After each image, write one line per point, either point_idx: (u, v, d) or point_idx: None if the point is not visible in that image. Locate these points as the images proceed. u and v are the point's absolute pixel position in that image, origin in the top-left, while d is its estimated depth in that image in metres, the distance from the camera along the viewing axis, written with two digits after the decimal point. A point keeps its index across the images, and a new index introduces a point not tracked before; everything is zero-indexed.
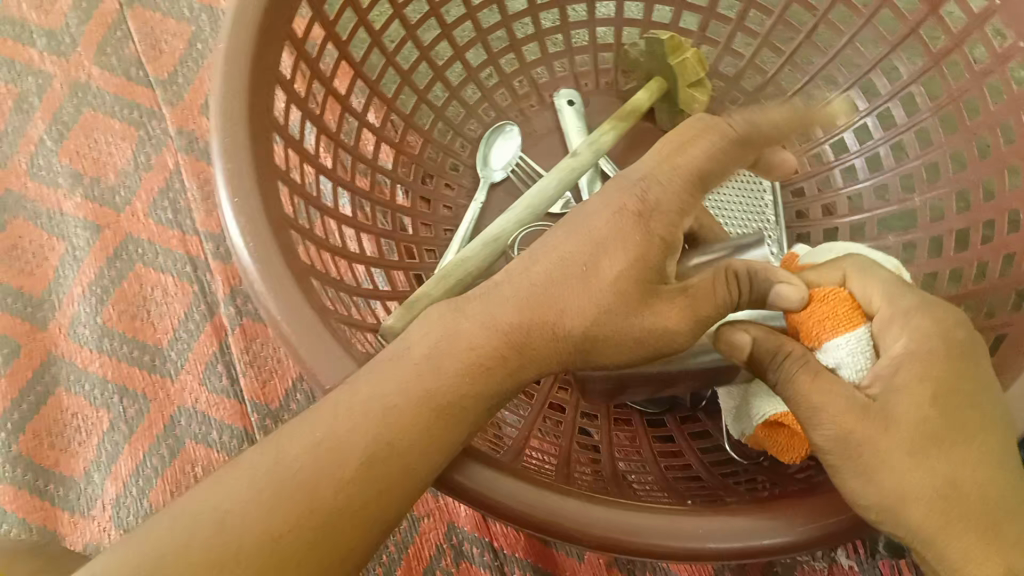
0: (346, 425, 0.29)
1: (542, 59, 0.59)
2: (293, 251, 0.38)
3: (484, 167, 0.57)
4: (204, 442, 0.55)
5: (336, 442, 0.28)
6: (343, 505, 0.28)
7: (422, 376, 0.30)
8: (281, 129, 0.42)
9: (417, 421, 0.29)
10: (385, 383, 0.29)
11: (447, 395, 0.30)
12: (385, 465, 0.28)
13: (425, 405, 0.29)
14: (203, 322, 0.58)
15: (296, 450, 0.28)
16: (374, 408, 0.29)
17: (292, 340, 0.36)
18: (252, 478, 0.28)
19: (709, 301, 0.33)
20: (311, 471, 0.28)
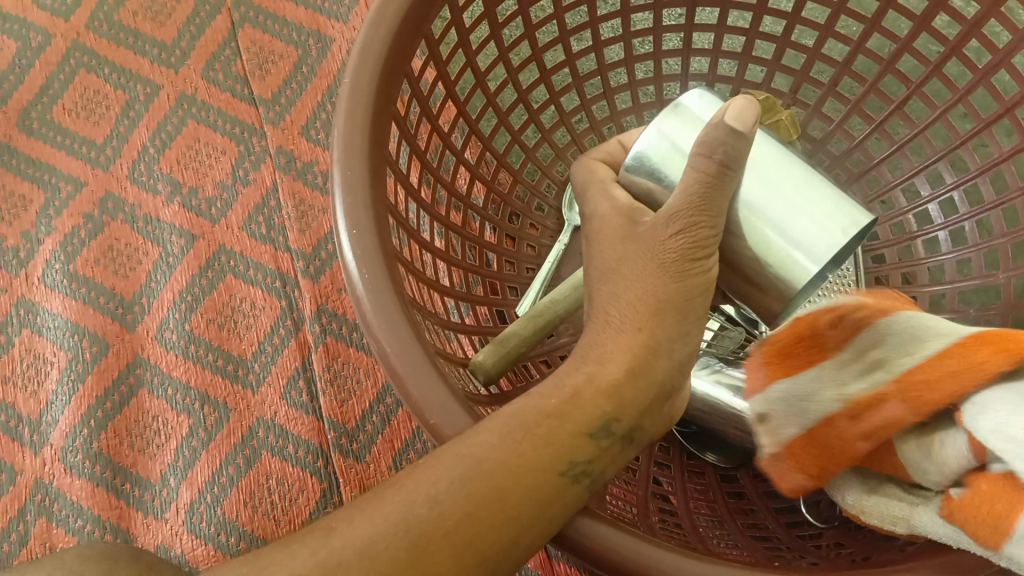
0: (469, 483, 0.29)
1: (633, 109, 0.59)
2: (400, 283, 0.39)
3: (568, 212, 0.56)
4: (279, 456, 0.56)
5: (460, 498, 0.29)
6: (464, 534, 0.29)
7: (549, 416, 0.32)
8: (393, 162, 0.43)
9: (534, 484, 0.30)
10: (509, 427, 0.31)
11: (559, 449, 0.31)
12: (500, 525, 0.29)
13: (540, 439, 0.31)
14: (288, 337, 0.59)
15: (419, 499, 0.29)
16: (500, 450, 0.30)
17: (396, 370, 0.37)
18: (375, 518, 0.29)
19: (651, 239, 0.37)
20: (433, 526, 0.29)
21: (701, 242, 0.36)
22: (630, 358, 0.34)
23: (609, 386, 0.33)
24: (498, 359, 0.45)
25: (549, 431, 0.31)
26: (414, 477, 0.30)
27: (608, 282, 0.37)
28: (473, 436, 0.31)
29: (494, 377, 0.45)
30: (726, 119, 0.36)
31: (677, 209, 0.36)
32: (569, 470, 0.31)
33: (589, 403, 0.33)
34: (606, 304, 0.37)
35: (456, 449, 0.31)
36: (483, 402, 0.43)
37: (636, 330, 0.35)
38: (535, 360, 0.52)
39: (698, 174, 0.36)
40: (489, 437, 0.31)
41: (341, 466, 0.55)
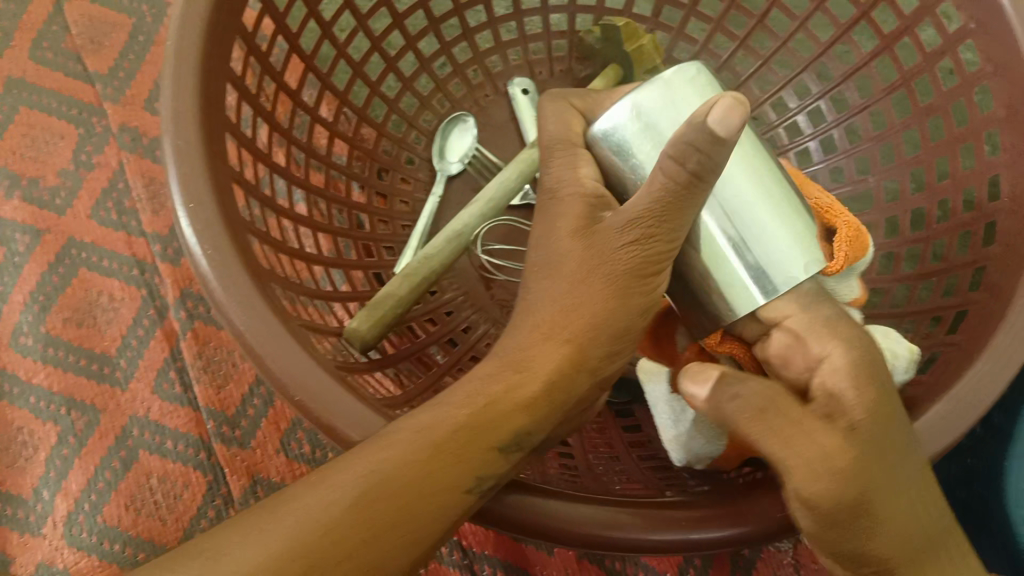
0: (376, 506, 0.26)
1: (496, 48, 0.56)
2: (251, 255, 0.36)
3: (440, 160, 0.54)
4: (158, 453, 0.53)
5: (369, 521, 0.26)
6: (367, 553, 0.26)
7: (456, 430, 0.29)
8: (234, 126, 0.40)
9: (443, 507, 0.27)
10: (419, 436, 0.28)
11: (469, 467, 0.28)
12: (408, 547, 0.27)
13: (448, 454, 0.28)
14: (153, 328, 0.56)
15: (318, 524, 0.26)
16: (405, 465, 0.27)
17: (255, 349, 0.34)
18: (265, 542, 0.25)
19: (606, 241, 0.32)
20: (336, 553, 0.25)
21: (653, 269, 0.32)
22: (555, 370, 0.31)
23: (526, 401, 0.30)
24: (373, 323, 0.42)
25: (461, 443, 0.28)
26: (310, 495, 0.26)
27: (548, 281, 0.33)
28: (376, 447, 0.27)
29: (370, 342, 0.42)
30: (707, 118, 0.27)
31: (642, 215, 0.31)
32: (479, 486, 0.28)
33: (500, 412, 0.29)
34: (548, 299, 0.33)
35: (357, 467, 0.27)
36: (361, 370, 0.41)
37: (566, 342, 0.32)
38: (419, 319, 0.49)
39: (670, 186, 0.30)
40: (391, 456, 0.27)
41: (225, 456, 0.53)
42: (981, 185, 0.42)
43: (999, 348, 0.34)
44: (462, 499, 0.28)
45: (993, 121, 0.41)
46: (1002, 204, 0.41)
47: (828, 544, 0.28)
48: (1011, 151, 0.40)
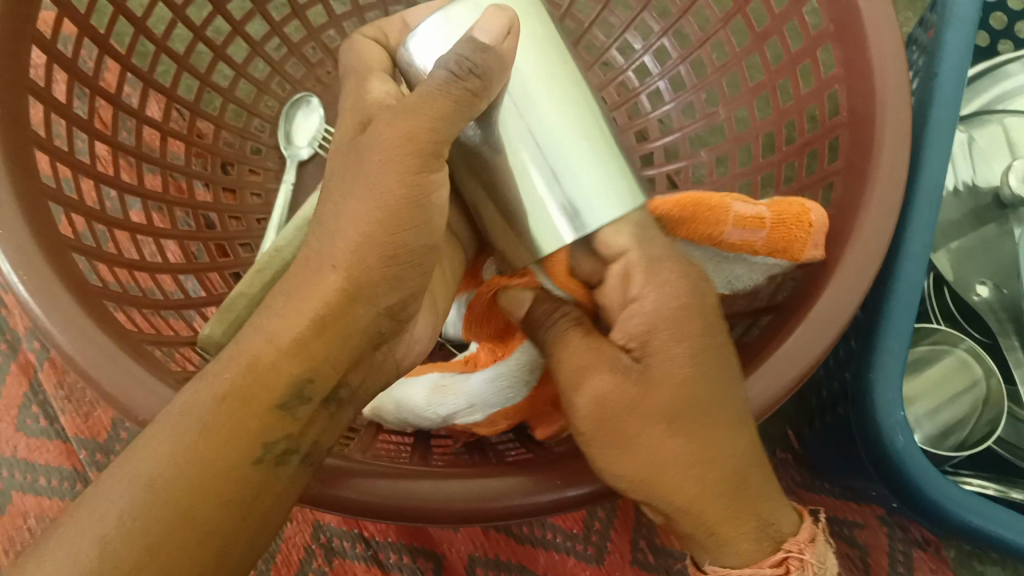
0: (165, 497, 0.24)
1: (331, 21, 0.52)
2: (78, 276, 0.35)
3: (288, 145, 0.51)
4: (31, 491, 0.53)
5: (161, 508, 0.24)
6: (188, 549, 0.24)
7: (232, 408, 0.26)
8: (45, 141, 0.37)
9: (240, 480, 0.26)
10: (205, 421, 0.26)
11: (259, 430, 0.26)
12: (216, 534, 0.25)
13: (242, 436, 0.26)
14: (8, 362, 0.54)
15: (108, 527, 0.24)
16: (191, 457, 0.25)
17: (89, 373, 0.33)
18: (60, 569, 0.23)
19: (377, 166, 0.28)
20: (133, 559, 0.24)
21: (435, 168, 0.29)
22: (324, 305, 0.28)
23: (301, 354, 0.27)
24: (226, 326, 0.39)
25: (242, 410, 0.26)
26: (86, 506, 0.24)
27: (328, 218, 0.29)
28: (161, 442, 0.25)
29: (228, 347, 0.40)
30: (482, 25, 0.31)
31: (406, 135, 0.28)
32: (277, 443, 0.27)
33: (280, 369, 0.27)
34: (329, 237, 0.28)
35: (125, 467, 0.25)
36: None
37: (340, 270, 0.28)
38: None
39: (456, 98, 0.29)
40: (164, 442, 0.25)
41: None
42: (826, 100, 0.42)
43: (853, 260, 0.36)
44: (275, 470, 0.27)
45: (823, 37, 0.41)
46: (840, 119, 0.40)
47: (706, 492, 0.29)
48: (844, 65, 0.40)
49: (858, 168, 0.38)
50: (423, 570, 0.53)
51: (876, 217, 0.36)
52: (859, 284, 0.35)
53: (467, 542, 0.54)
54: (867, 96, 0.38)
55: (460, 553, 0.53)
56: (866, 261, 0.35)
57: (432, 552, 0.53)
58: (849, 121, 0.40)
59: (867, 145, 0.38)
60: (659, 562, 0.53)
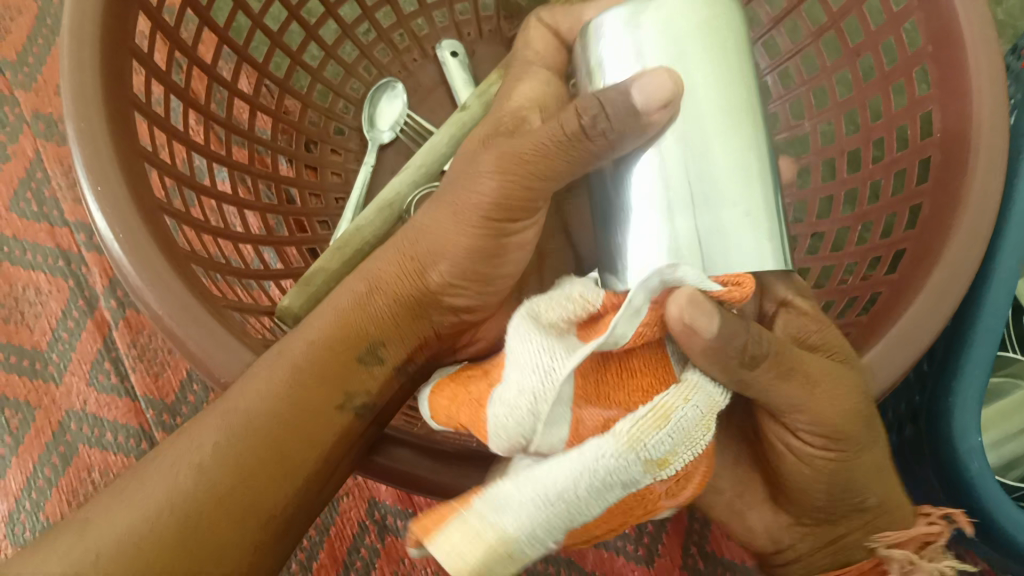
0: (237, 447, 0.28)
1: (421, 9, 0.52)
2: (167, 235, 0.34)
3: (371, 128, 0.51)
4: (98, 446, 0.54)
5: (229, 465, 0.27)
6: (256, 479, 0.28)
7: (328, 337, 0.30)
8: (142, 105, 0.37)
9: (301, 433, 0.29)
10: (308, 356, 0.30)
11: (332, 385, 0.30)
12: (258, 487, 0.28)
13: (330, 358, 0.30)
14: (84, 319, 0.56)
15: (179, 472, 0.27)
16: (273, 397, 0.29)
17: (174, 330, 0.33)
18: (135, 503, 0.27)
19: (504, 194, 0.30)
20: (207, 484, 0.27)
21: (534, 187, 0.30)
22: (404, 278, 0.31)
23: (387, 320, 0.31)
24: (306, 299, 0.39)
25: (319, 373, 0.30)
26: (171, 450, 0.28)
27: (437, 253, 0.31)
28: (241, 392, 0.29)
29: (305, 320, 0.40)
30: (635, 86, 0.29)
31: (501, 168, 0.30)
32: (345, 404, 0.30)
33: (362, 321, 0.31)
34: (422, 228, 0.31)
35: (197, 429, 0.28)
36: None
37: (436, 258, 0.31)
38: None
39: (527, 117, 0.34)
40: (225, 416, 0.28)
41: None
42: (914, 123, 0.40)
43: (936, 285, 0.34)
44: (337, 417, 0.30)
45: (921, 56, 0.38)
46: (933, 139, 0.38)
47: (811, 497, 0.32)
48: (940, 86, 0.37)
49: (944, 192, 0.36)
50: None
51: (966, 239, 0.34)
52: (931, 319, 0.33)
53: None
54: (962, 126, 0.36)
55: None
56: (951, 284, 0.34)
57: None
58: (940, 145, 0.37)
59: (960, 168, 0.35)
60: (709, 569, 0.54)
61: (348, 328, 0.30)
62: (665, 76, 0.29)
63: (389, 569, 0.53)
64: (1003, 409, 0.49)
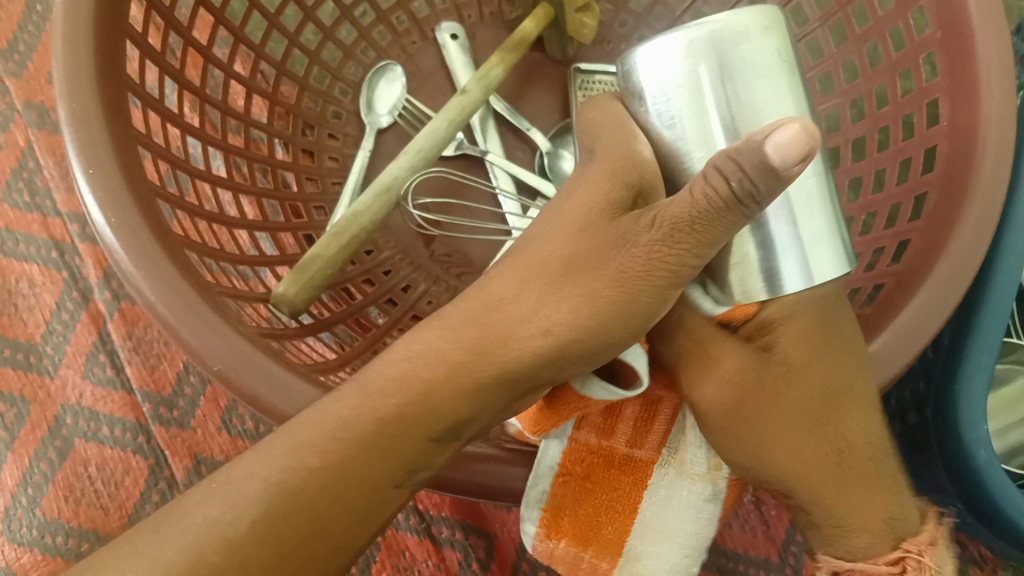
0: (281, 513, 0.25)
1: None
2: (161, 221, 0.34)
3: (369, 112, 0.50)
4: (94, 440, 0.53)
5: (271, 535, 0.25)
6: (316, 545, 0.26)
7: (408, 409, 0.27)
8: (135, 86, 0.37)
9: (355, 502, 0.26)
10: (369, 418, 0.27)
11: (395, 461, 0.27)
12: (311, 555, 0.26)
13: (406, 425, 0.27)
14: (78, 311, 0.56)
15: (212, 538, 0.25)
16: (332, 466, 0.26)
17: (167, 319, 0.32)
18: (161, 571, 0.24)
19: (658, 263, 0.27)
20: (262, 558, 0.25)
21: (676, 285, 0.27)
22: (511, 354, 0.28)
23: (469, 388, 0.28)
24: (301, 287, 0.39)
25: (385, 447, 0.27)
26: (203, 510, 0.25)
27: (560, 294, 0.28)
28: (300, 455, 0.26)
29: (301, 307, 0.39)
30: (767, 141, 0.22)
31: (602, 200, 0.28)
32: (404, 480, 0.27)
33: (439, 399, 0.28)
34: (506, 297, 0.28)
35: (232, 482, 0.26)
36: (293, 337, 0.39)
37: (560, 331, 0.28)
38: (356, 279, 0.46)
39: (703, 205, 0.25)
40: (270, 471, 0.26)
41: (164, 438, 0.54)
42: (922, 108, 0.39)
43: (941, 276, 0.33)
44: (394, 493, 0.27)
45: (930, 43, 0.37)
46: (941, 129, 0.37)
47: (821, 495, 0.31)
48: (948, 73, 0.36)
49: (953, 182, 0.35)
50: (475, 547, 0.53)
51: (969, 233, 0.33)
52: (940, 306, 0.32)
53: (519, 522, 0.53)
54: (972, 115, 0.35)
55: (512, 534, 0.53)
56: (955, 277, 0.33)
57: (483, 530, 0.53)
58: (947, 134, 0.36)
59: (969, 153, 0.35)
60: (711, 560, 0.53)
61: (415, 402, 0.27)
62: (799, 130, 0.21)
63: (390, 563, 0.52)
64: (1010, 396, 0.48)
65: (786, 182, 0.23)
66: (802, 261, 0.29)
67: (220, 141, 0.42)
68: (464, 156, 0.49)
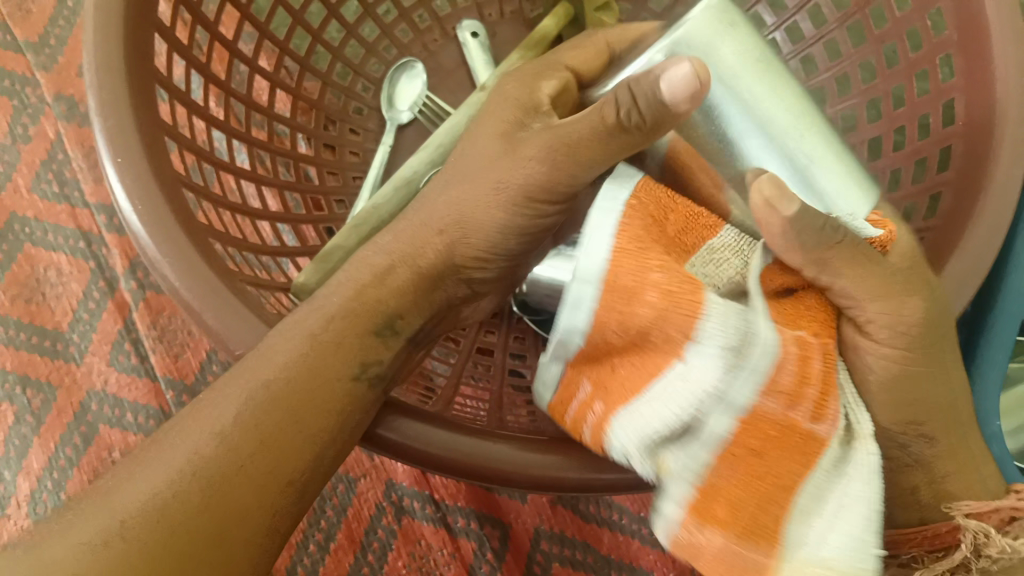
0: (256, 412, 0.28)
1: None
2: (185, 208, 0.34)
3: (390, 109, 0.51)
4: (118, 426, 0.55)
5: (249, 429, 0.28)
6: (293, 442, 0.28)
7: (343, 310, 0.30)
8: (164, 78, 0.37)
9: (312, 400, 0.29)
10: (317, 315, 0.30)
11: (342, 358, 0.30)
12: (289, 446, 0.28)
13: (353, 317, 0.30)
14: (104, 299, 0.57)
15: (201, 441, 0.27)
16: (292, 360, 0.29)
17: (190, 305, 0.33)
18: (157, 471, 0.27)
19: (595, 147, 0.29)
20: (242, 453, 0.27)
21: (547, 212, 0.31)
22: (431, 262, 0.32)
23: (397, 288, 0.31)
24: (322, 277, 0.39)
25: (337, 341, 0.30)
26: (188, 425, 0.28)
27: (472, 207, 0.32)
28: (270, 346, 0.29)
29: None
30: (663, 76, 0.26)
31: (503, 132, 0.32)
32: (360, 375, 0.30)
33: (375, 298, 0.31)
34: (422, 220, 0.32)
35: (213, 397, 0.28)
36: None
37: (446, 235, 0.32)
38: None
39: (596, 120, 0.29)
40: (241, 376, 0.28)
41: None
42: (936, 111, 0.39)
43: (952, 276, 0.33)
44: (346, 389, 0.29)
45: (945, 44, 0.38)
46: (956, 129, 0.37)
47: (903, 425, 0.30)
48: (965, 75, 0.36)
49: (966, 180, 0.35)
50: (490, 538, 0.53)
51: (983, 233, 0.33)
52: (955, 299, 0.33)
53: (534, 514, 0.54)
54: (984, 113, 0.35)
55: (527, 524, 0.54)
56: (965, 276, 0.33)
57: (498, 521, 0.54)
58: (963, 134, 0.36)
59: (981, 156, 0.35)
60: None
61: (354, 300, 0.31)
62: (691, 69, 0.25)
63: (407, 551, 0.53)
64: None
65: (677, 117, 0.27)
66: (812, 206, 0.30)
67: (244, 135, 0.43)
68: None
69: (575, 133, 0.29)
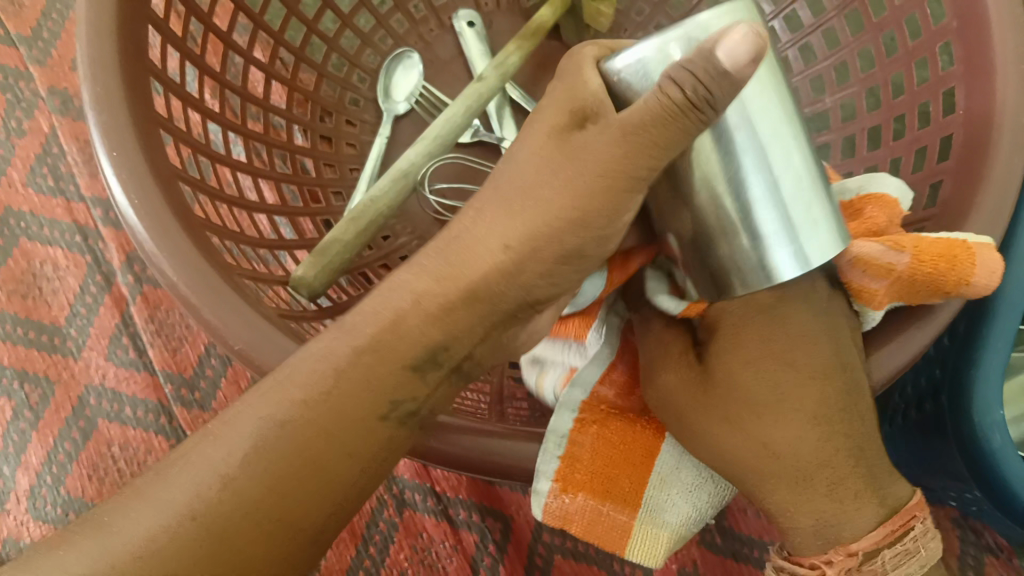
0: (274, 458, 0.25)
1: None
2: (183, 203, 0.34)
3: (387, 100, 0.50)
4: (118, 420, 0.54)
5: (268, 479, 0.25)
6: (312, 488, 0.26)
7: (373, 342, 0.27)
8: (158, 71, 0.37)
9: (339, 448, 0.26)
10: (342, 344, 0.27)
11: (376, 391, 0.27)
12: (306, 490, 0.26)
13: (386, 347, 0.27)
14: (102, 294, 0.57)
15: (206, 478, 0.25)
16: (313, 396, 0.26)
17: (189, 300, 0.32)
18: (154, 508, 0.24)
19: (666, 134, 0.27)
20: (253, 497, 0.25)
21: (626, 206, 0.29)
22: (484, 278, 0.28)
23: (436, 312, 0.28)
24: (321, 270, 0.39)
25: (364, 375, 0.27)
26: (192, 459, 0.25)
27: (535, 223, 0.29)
28: (287, 381, 0.26)
29: (320, 290, 0.39)
30: (717, 49, 0.24)
31: (551, 141, 0.29)
32: (388, 413, 0.27)
33: (408, 331, 0.27)
34: (462, 239, 0.29)
35: (231, 429, 0.26)
36: (311, 317, 0.40)
37: (508, 248, 0.29)
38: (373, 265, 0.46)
39: (659, 106, 0.26)
40: (258, 409, 0.26)
41: (186, 419, 0.54)
42: (936, 99, 0.39)
43: None
44: (379, 427, 0.27)
45: (945, 32, 0.37)
46: (956, 118, 0.37)
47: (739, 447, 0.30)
48: (964, 63, 0.36)
49: (967, 168, 0.35)
50: (491, 530, 0.53)
51: (984, 222, 0.33)
52: None
53: (535, 506, 0.54)
54: (984, 101, 0.35)
55: (528, 516, 0.54)
56: None
57: (499, 513, 0.54)
58: (963, 123, 0.36)
59: (982, 144, 0.35)
60: (726, 544, 0.54)
61: (388, 329, 0.27)
62: (747, 32, 0.24)
63: (408, 543, 0.53)
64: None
65: (740, 86, 0.25)
66: (796, 254, 0.29)
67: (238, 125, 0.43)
68: (480, 143, 0.50)
69: (641, 128, 0.27)
